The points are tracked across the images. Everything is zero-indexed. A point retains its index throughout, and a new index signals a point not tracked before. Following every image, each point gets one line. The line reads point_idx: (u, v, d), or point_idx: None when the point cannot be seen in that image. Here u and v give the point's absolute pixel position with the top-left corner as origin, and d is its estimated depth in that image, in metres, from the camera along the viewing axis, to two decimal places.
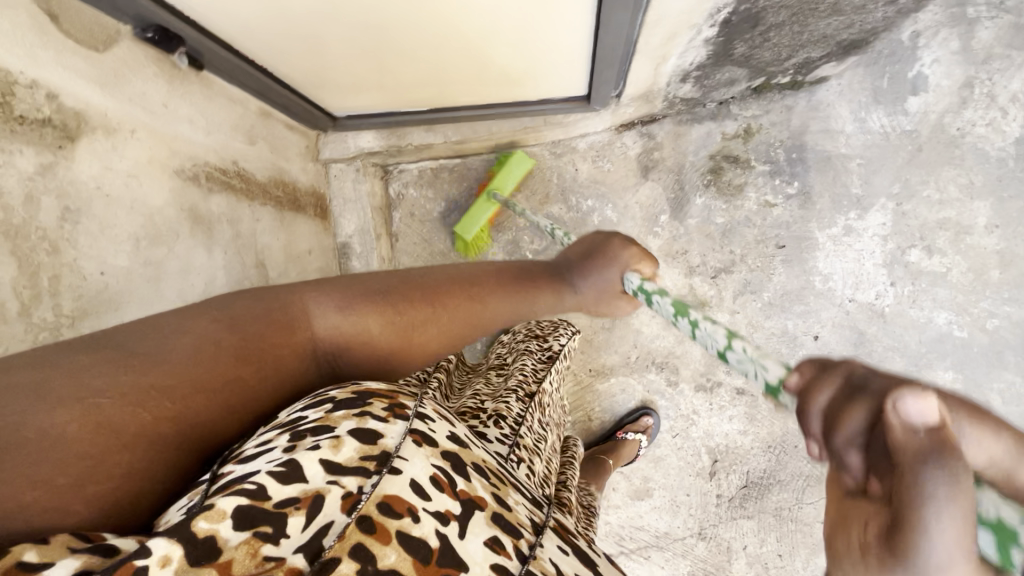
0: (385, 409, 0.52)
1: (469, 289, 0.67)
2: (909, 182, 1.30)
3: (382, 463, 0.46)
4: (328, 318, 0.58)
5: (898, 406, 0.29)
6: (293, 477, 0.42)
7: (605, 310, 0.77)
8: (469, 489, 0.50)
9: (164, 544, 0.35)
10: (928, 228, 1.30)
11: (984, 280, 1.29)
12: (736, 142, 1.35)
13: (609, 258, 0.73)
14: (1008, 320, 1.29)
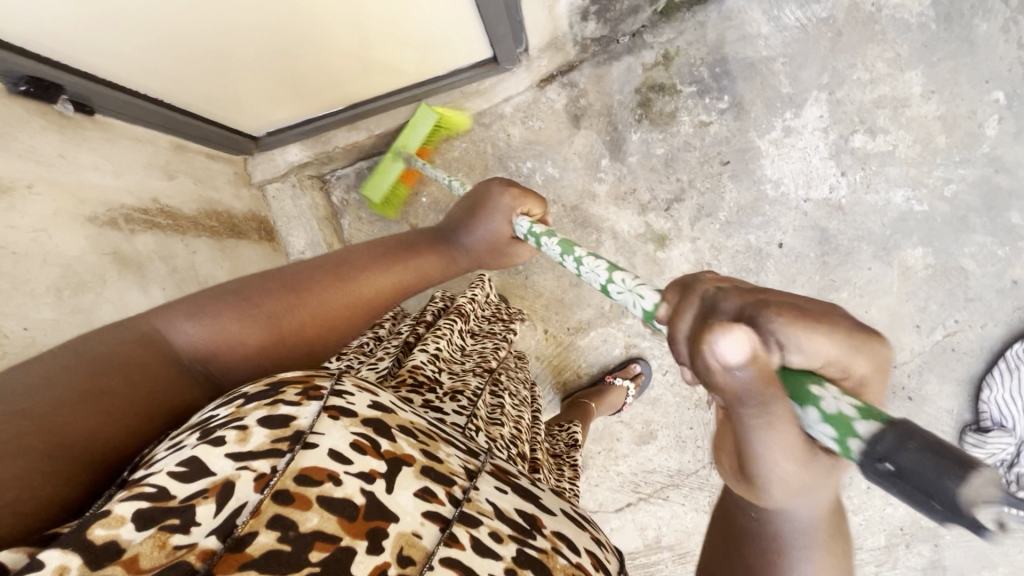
0: (300, 392, 0.45)
1: (343, 272, 0.67)
2: (836, 70, 1.28)
3: (296, 441, 0.41)
4: (182, 329, 0.56)
5: (717, 347, 0.36)
6: (197, 470, 0.38)
7: (506, 258, 0.84)
8: (395, 448, 0.45)
9: (58, 554, 0.32)
10: (865, 111, 1.29)
11: (933, 148, 1.27)
12: (659, 69, 1.33)
13: (490, 206, 0.79)
14: (965, 182, 1.27)
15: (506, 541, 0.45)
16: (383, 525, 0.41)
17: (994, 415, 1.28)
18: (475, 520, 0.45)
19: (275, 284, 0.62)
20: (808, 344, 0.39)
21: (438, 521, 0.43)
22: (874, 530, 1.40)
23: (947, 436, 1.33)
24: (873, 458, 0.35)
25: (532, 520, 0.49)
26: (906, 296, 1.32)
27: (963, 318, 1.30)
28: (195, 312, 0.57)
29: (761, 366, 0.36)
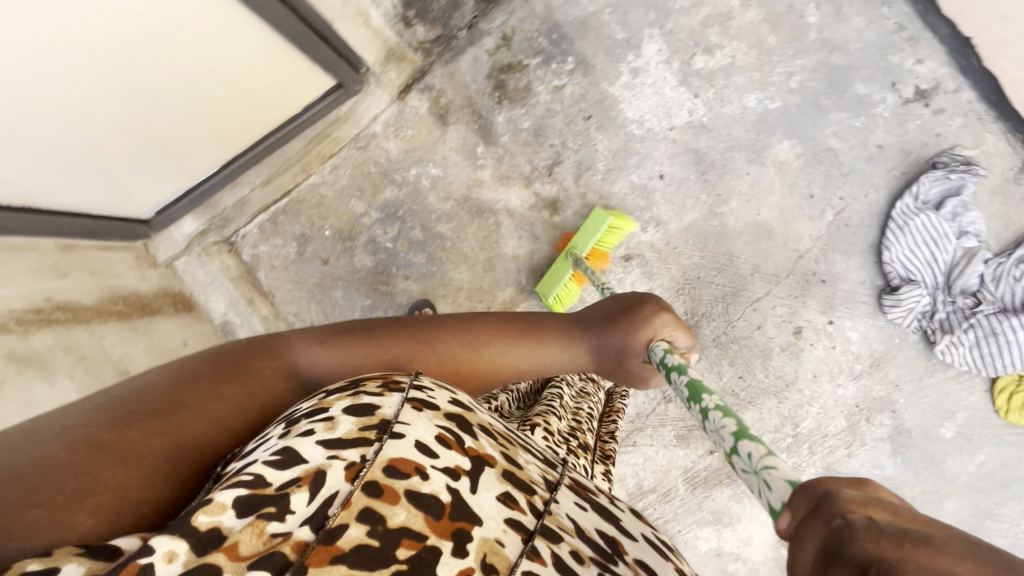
0: (380, 385, 0.54)
1: (466, 337, 0.73)
2: (659, 4, 1.36)
3: (383, 430, 0.49)
4: (312, 355, 0.63)
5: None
6: (292, 460, 0.45)
7: (625, 373, 0.80)
8: (478, 448, 0.52)
9: (169, 539, 0.38)
10: (697, 33, 1.36)
11: (768, 49, 1.35)
12: (501, 52, 1.40)
13: (639, 324, 0.76)
14: (807, 71, 1.35)
15: (586, 562, 0.49)
16: (467, 527, 0.46)
17: (901, 273, 1.33)
18: (555, 534, 0.50)
19: (405, 331, 0.69)
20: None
21: (518, 530, 0.49)
22: (833, 417, 1.42)
23: (868, 306, 1.38)
24: None
25: (613, 545, 0.53)
26: (789, 189, 1.38)
27: (846, 193, 1.37)
28: (335, 342, 0.65)
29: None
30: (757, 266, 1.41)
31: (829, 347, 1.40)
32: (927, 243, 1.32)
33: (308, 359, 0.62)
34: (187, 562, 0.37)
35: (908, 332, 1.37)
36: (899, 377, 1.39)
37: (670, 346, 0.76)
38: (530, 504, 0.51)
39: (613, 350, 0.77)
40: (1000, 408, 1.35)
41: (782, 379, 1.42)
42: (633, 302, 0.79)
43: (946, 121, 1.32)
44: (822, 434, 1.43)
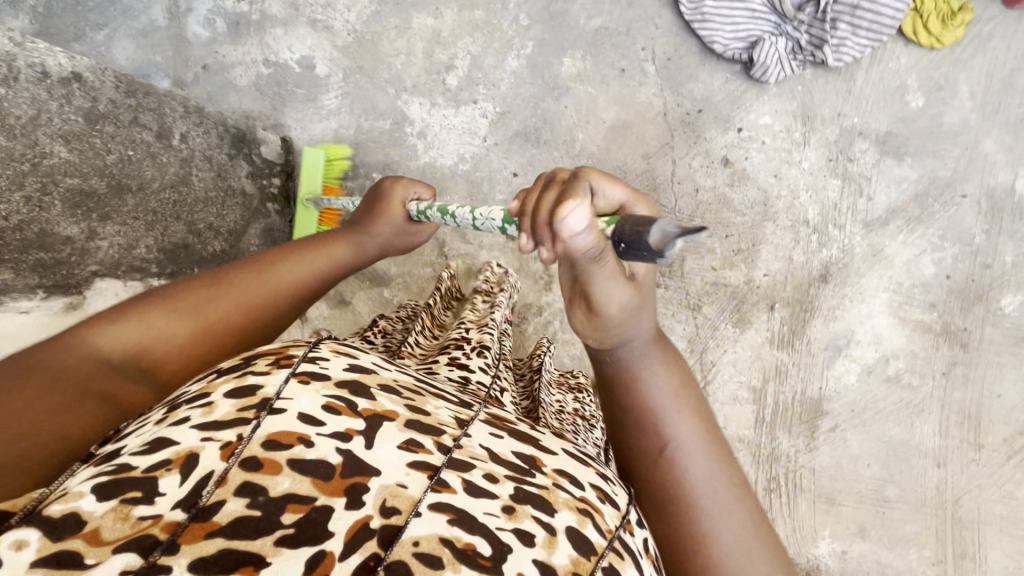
0: (271, 362, 0.43)
1: (271, 264, 0.64)
2: (389, 79, 1.45)
3: (263, 407, 0.39)
4: (108, 333, 0.51)
5: (564, 218, 0.45)
6: (161, 444, 0.37)
7: (404, 242, 0.87)
8: (375, 407, 0.42)
9: (10, 534, 0.32)
10: (431, 66, 1.44)
11: (485, 22, 1.41)
12: (330, 220, 1.49)
13: (386, 200, 0.84)
14: (524, 5, 1.40)
15: (500, 481, 0.42)
16: (364, 480, 0.38)
17: (741, 46, 1.31)
18: (467, 464, 0.42)
19: (220, 269, 0.62)
20: (607, 193, 0.56)
21: (424, 469, 0.40)
22: (825, 186, 1.34)
23: (750, 89, 1.34)
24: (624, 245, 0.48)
25: (529, 458, 0.46)
26: (603, 83, 1.39)
27: (643, 42, 1.37)
28: (145, 308, 0.54)
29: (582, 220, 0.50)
30: (646, 154, 1.39)
31: (760, 146, 1.35)
32: (735, 6, 1.30)
33: (124, 326, 0.52)
34: (39, 548, 0.31)
35: (800, 73, 1.32)
36: (834, 107, 1.32)
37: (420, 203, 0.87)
38: (437, 442, 0.43)
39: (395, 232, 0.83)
40: (932, 44, 1.26)
41: (757, 203, 1.36)
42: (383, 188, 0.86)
43: None
44: (832, 206, 1.34)
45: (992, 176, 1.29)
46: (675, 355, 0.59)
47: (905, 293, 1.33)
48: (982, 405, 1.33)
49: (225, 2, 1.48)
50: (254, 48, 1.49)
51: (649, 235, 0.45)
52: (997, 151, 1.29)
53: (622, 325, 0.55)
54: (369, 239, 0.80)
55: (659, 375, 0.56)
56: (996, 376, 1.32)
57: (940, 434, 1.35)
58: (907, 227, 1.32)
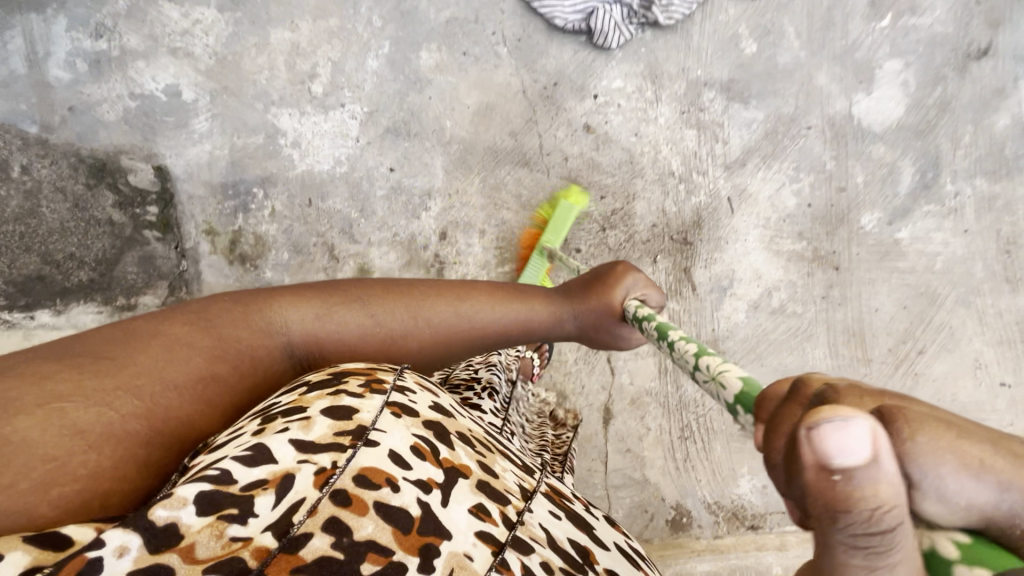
0: (363, 386, 0.55)
1: (457, 300, 0.75)
2: (255, 95, 1.47)
3: (357, 436, 0.49)
4: (292, 319, 0.66)
5: (826, 428, 0.30)
6: (263, 459, 0.46)
7: (608, 337, 0.84)
8: (453, 459, 0.53)
9: (120, 534, 0.40)
10: (295, 77, 1.47)
11: (338, 27, 1.45)
12: (217, 241, 1.47)
13: (609, 285, 0.83)
14: (373, 6, 1.44)
15: (552, 572, 0.50)
16: (436, 542, 0.46)
17: (580, 18, 1.37)
18: (525, 545, 0.50)
19: (388, 294, 0.73)
20: (960, 488, 0.31)
21: (490, 543, 0.48)
22: (683, 138, 1.40)
23: (596, 57, 1.40)
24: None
25: (584, 554, 0.55)
26: (462, 71, 1.44)
27: (492, 26, 1.42)
28: (325, 309, 0.69)
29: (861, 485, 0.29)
30: (513, 131, 1.43)
31: (617, 108, 1.41)
32: None
33: (281, 321, 0.66)
34: (137, 557, 0.39)
35: (640, 35, 1.39)
36: (677, 63, 1.39)
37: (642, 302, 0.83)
38: (502, 515, 0.52)
39: (601, 318, 0.82)
40: None
41: (623, 163, 1.42)
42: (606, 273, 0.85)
43: None
44: (693, 155, 1.40)
45: (830, 107, 1.37)
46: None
47: (774, 226, 1.40)
48: (864, 322, 1.39)
49: (83, 41, 1.49)
50: (118, 83, 1.49)
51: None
52: (830, 82, 1.37)
53: None
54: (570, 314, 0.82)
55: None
56: (870, 292, 1.38)
57: (831, 356, 1.40)
58: (765, 165, 1.39)
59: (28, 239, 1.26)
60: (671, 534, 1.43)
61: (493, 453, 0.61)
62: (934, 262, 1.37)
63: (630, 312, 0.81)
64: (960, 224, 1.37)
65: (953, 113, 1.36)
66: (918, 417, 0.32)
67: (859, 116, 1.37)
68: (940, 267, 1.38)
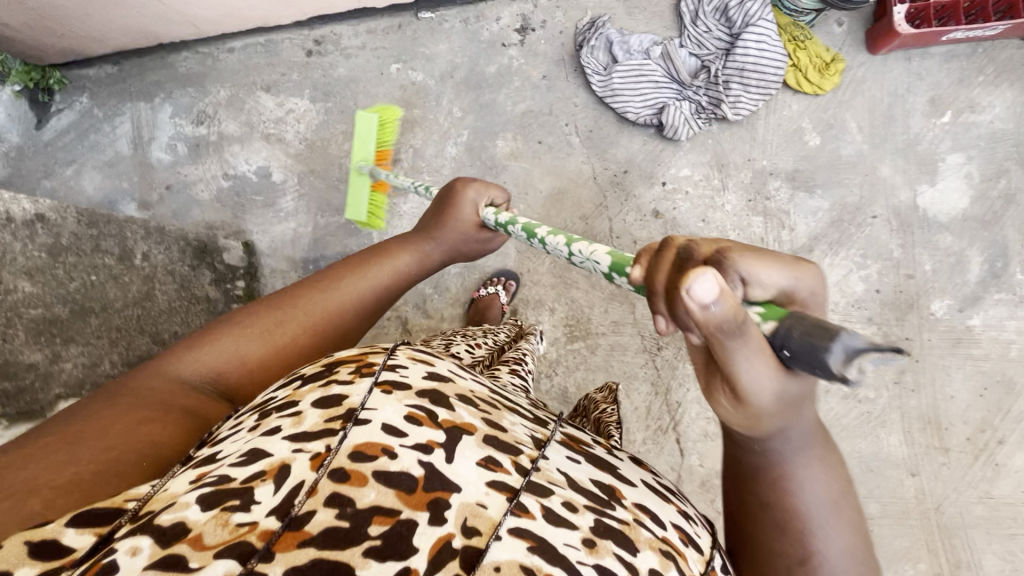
0: (353, 371, 0.53)
1: (319, 289, 0.78)
2: (340, 177, 1.57)
3: (348, 417, 0.47)
4: (189, 361, 0.66)
5: (690, 289, 0.41)
6: (258, 457, 0.45)
7: (471, 245, 0.99)
8: (454, 419, 0.50)
9: (132, 538, 0.39)
10: None
11: (422, 117, 1.56)
12: None
13: (455, 206, 0.95)
14: (454, 99, 1.55)
15: (580, 510, 0.47)
16: (445, 497, 0.44)
17: (652, 113, 1.46)
18: (543, 489, 0.48)
19: (260, 305, 0.74)
20: (766, 276, 0.48)
21: (505, 492, 0.46)
22: (750, 223, 1.45)
23: (665, 147, 1.48)
24: (779, 348, 0.44)
25: (611, 491, 0.52)
26: (536, 158, 1.52)
27: (565, 118, 1.52)
28: (200, 343, 0.68)
29: (731, 305, 0.41)
30: (584, 215, 1.50)
31: (684, 195, 1.47)
32: (640, 78, 1.45)
33: (178, 366, 0.65)
34: (150, 553, 0.38)
35: (707, 129, 1.47)
36: (743, 153, 1.46)
37: (493, 208, 0.97)
38: (515, 464, 0.49)
39: (461, 238, 0.95)
40: (816, 90, 1.43)
41: None
42: (450, 198, 0.96)
43: (554, 23, 1.53)
44: (761, 240, 1.45)
45: (895, 197, 1.42)
46: (833, 456, 0.54)
47: (843, 311, 1.42)
48: (940, 409, 1.38)
49: (185, 127, 1.62)
50: (213, 164, 1.61)
51: (831, 360, 0.39)
52: (894, 174, 1.42)
53: (772, 413, 0.48)
54: (432, 244, 0.93)
55: (812, 477, 0.53)
56: (945, 378, 1.38)
57: (907, 443, 1.38)
58: (831, 251, 1.43)
59: (140, 322, 1.18)
60: None
61: (501, 409, 0.57)
62: (1009, 350, 1.37)
63: (490, 218, 0.95)
64: None
65: (1019, 204, 1.39)
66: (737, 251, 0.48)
67: (924, 206, 1.41)
68: (1015, 355, 1.37)
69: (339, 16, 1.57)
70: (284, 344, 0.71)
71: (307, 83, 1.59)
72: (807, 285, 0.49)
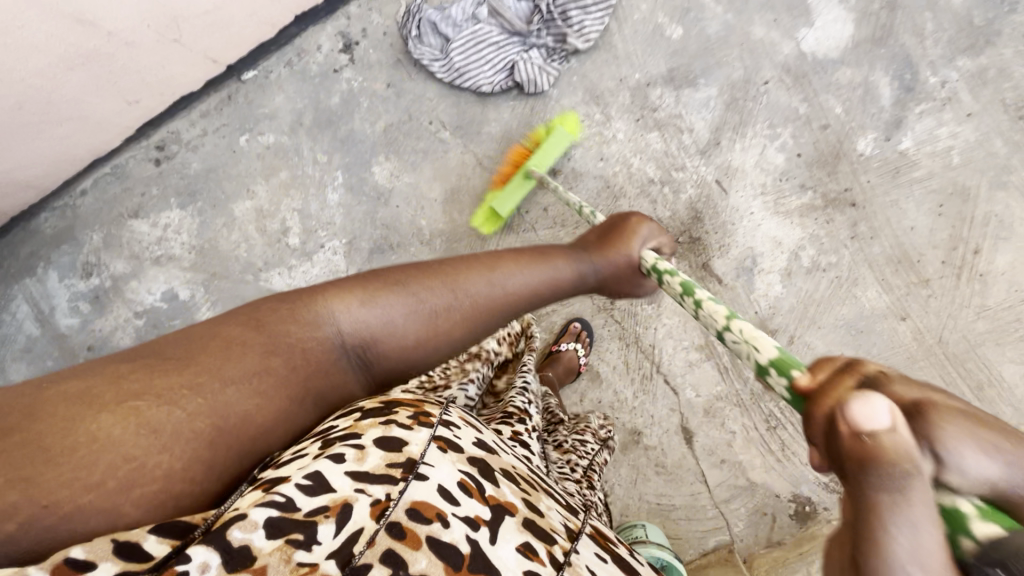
0: (412, 415, 0.48)
1: (488, 270, 0.65)
2: (242, 268, 1.50)
3: (409, 468, 0.43)
4: (349, 313, 0.58)
5: (853, 412, 0.34)
6: (321, 485, 0.40)
7: (622, 290, 0.77)
8: (500, 495, 0.45)
9: (203, 551, 0.35)
10: (270, 236, 1.49)
11: (292, 177, 1.48)
12: None
13: (623, 236, 0.75)
14: (314, 146, 1.47)
15: None
16: None
17: (506, 76, 1.37)
18: None
19: (429, 269, 0.64)
20: (975, 465, 0.35)
21: None
22: (648, 143, 1.37)
23: (535, 105, 1.40)
24: (986, 564, 0.33)
25: None
26: (417, 169, 1.44)
27: (427, 117, 1.43)
28: (374, 297, 0.60)
29: (904, 456, 0.32)
30: None
31: (574, 143, 1.39)
32: (480, 46, 1.36)
33: (334, 316, 0.57)
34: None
35: (567, 67, 1.38)
36: (613, 76, 1.37)
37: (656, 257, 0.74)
38: (552, 556, 0.44)
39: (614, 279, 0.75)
40: None
41: (602, 190, 1.38)
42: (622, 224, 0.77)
43: (375, 28, 1.44)
44: (665, 154, 1.37)
45: (779, 53, 1.33)
46: None
47: (773, 189, 1.34)
48: (904, 244, 1.31)
49: (77, 285, 1.55)
50: (120, 308, 1.54)
51: None
52: (768, 31, 1.33)
53: None
54: (590, 266, 0.72)
55: None
56: (898, 213, 1.31)
57: (886, 291, 1.31)
58: (739, 135, 1.34)
59: None
60: (801, 527, 1.34)
61: (537, 489, 0.52)
62: (950, 157, 1.29)
63: (648, 261, 0.73)
64: (961, 110, 1.29)
65: (904, 7, 1.30)
66: (943, 412, 0.36)
67: (812, 50, 1.32)
68: (959, 161, 1.29)
69: (166, 113, 1.48)
70: (439, 329, 0.62)
71: (170, 192, 1.51)
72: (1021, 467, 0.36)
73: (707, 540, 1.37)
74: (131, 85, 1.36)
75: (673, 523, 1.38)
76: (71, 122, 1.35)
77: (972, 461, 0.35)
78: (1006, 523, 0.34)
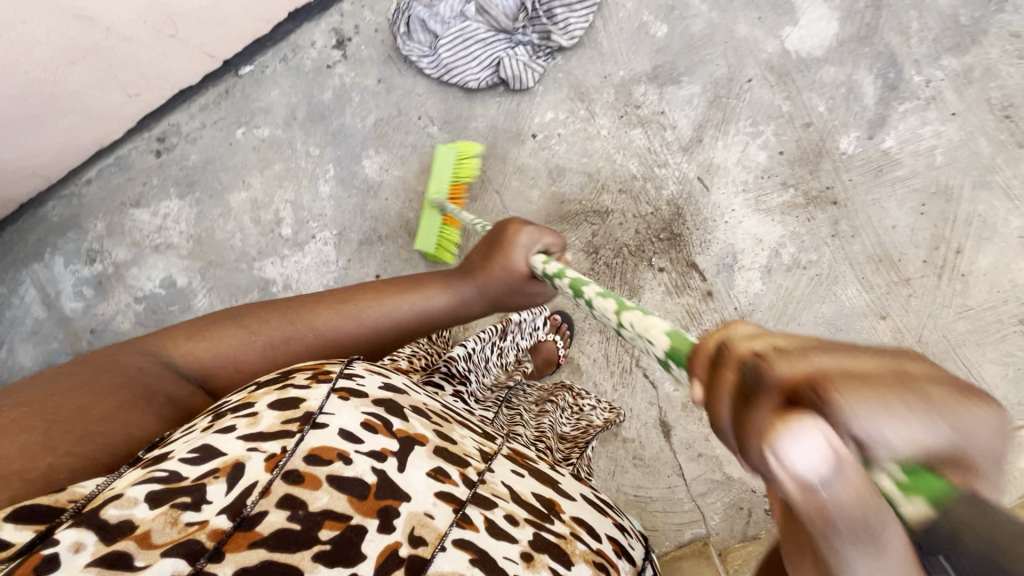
0: (309, 378, 0.51)
1: (339, 306, 0.74)
2: (236, 257, 1.55)
3: (306, 420, 0.46)
4: (199, 352, 0.65)
5: (783, 454, 0.28)
6: (210, 454, 0.44)
7: (510, 300, 0.84)
8: (408, 428, 0.50)
9: (76, 532, 0.38)
10: (263, 226, 1.54)
11: (285, 169, 1.52)
12: None
13: (498, 252, 0.80)
14: (306, 139, 1.51)
15: (518, 524, 0.48)
16: (395, 504, 0.45)
17: (491, 73, 1.40)
18: (488, 501, 0.49)
19: (283, 312, 0.71)
20: (897, 437, 0.29)
21: (450, 501, 0.47)
22: (631, 139, 1.39)
23: (520, 101, 1.42)
24: (929, 550, 0.27)
25: (551, 505, 0.52)
26: (405, 162, 1.48)
27: (416, 112, 1.47)
28: (224, 340, 0.67)
29: (830, 470, 0.27)
30: (472, 197, 1.45)
31: (558, 139, 1.41)
32: (466, 42, 1.39)
33: (185, 361, 0.64)
34: (94, 550, 0.38)
35: (553, 64, 1.41)
36: (598, 74, 1.39)
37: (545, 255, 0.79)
38: (464, 475, 0.49)
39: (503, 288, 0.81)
40: None
41: (585, 184, 1.40)
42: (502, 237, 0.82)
43: (367, 25, 1.47)
44: (648, 151, 1.38)
45: (763, 51, 1.34)
46: None
47: (755, 187, 1.35)
48: (886, 242, 1.31)
49: (82, 270, 1.61)
50: (121, 293, 1.60)
51: None
52: (753, 29, 1.34)
53: None
54: (469, 291, 0.81)
55: None
56: (879, 211, 1.31)
57: (866, 290, 1.31)
58: (721, 132, 1.36)
59: None
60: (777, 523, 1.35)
61: (450, 421, 0.56)
62: (933, 157, 1.29)
63: (536, 264, 0.78)
64: (944, 110, 1.29)
65: (888, 6, 1.30)
66: (843, 387, 0.30)
67: (795, 49, 1.33)
68: (941, 160, 1.29)
69: (167, 106, 1.54)
70: (296, 354, 0.69)
71: (169, 182, 1.57)
72: (955, 422, 0.30)
73: (682, 533, 1.37)
74: (130, 78, 1.42)
75: (650, 515, 1.39)
76: (73, 114, 1.41)
77: (891, 431, 0.29)
78: (951, 490, 0.28)
